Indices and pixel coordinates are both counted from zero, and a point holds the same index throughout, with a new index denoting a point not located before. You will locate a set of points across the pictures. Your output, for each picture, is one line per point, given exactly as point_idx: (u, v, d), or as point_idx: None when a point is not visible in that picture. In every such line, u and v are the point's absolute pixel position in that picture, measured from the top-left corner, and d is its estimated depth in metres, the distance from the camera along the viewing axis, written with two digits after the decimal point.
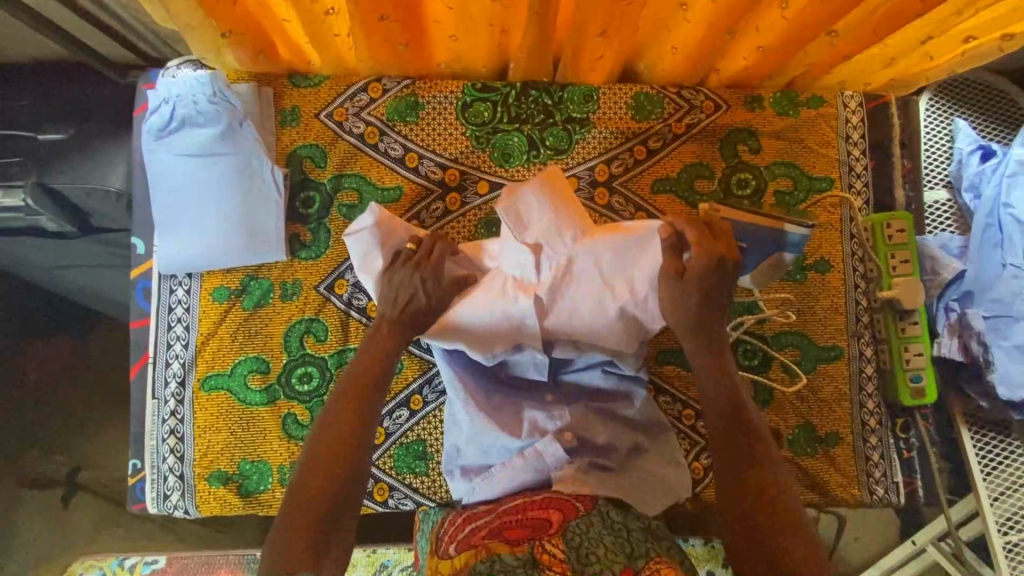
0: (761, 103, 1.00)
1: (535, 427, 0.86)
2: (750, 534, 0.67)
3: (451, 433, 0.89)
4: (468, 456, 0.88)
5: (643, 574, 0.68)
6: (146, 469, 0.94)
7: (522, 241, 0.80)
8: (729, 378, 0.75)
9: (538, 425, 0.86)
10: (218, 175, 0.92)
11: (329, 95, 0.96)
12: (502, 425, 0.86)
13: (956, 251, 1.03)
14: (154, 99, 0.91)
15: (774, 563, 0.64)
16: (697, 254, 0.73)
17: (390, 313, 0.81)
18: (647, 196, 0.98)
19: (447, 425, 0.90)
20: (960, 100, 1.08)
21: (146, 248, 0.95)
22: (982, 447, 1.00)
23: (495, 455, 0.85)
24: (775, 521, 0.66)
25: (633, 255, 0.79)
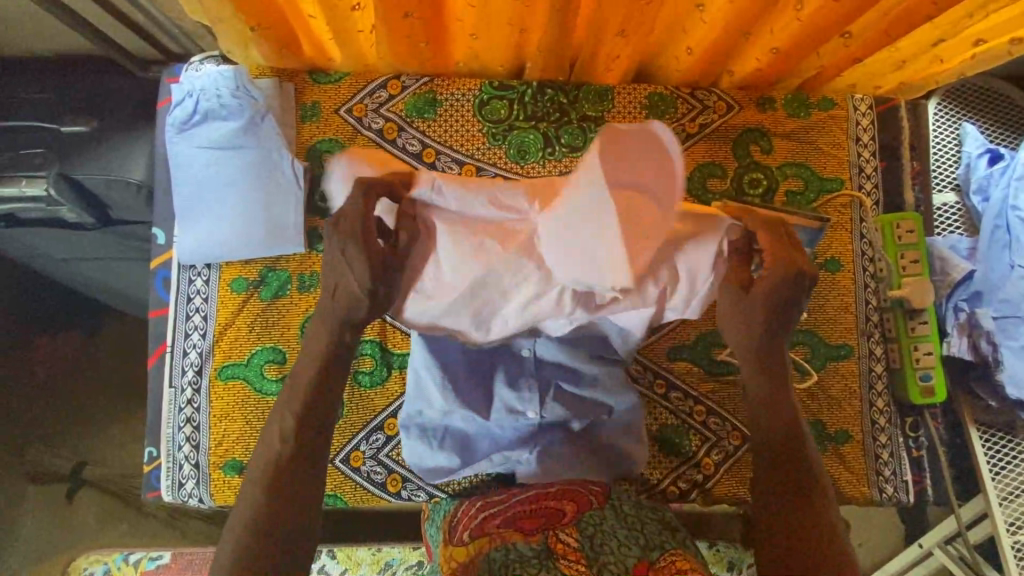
0: (773, 105, 1.02)
1: (510, 409, 0.82)
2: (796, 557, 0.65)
3: (419, 397, 0.83)
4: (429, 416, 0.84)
5: (657, 564, 0.70)
6: (162, 457, 0.95)
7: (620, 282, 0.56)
8: (786, 404, 0.73)
9: (510, 407, 0.81)
10: (237, 168, 0.94)
11: (349, 91, 0.98)
12: (475, 408, 0.81)
13: (965, 251, 1.04)
14: (178, 93, 0.93)
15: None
16: (771, 263, 0.66)
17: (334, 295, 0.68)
18: None
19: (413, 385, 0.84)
20: (967, 104, 1.09)
21: (167, 238, 0.97)
22: (990, 447, 1.01)
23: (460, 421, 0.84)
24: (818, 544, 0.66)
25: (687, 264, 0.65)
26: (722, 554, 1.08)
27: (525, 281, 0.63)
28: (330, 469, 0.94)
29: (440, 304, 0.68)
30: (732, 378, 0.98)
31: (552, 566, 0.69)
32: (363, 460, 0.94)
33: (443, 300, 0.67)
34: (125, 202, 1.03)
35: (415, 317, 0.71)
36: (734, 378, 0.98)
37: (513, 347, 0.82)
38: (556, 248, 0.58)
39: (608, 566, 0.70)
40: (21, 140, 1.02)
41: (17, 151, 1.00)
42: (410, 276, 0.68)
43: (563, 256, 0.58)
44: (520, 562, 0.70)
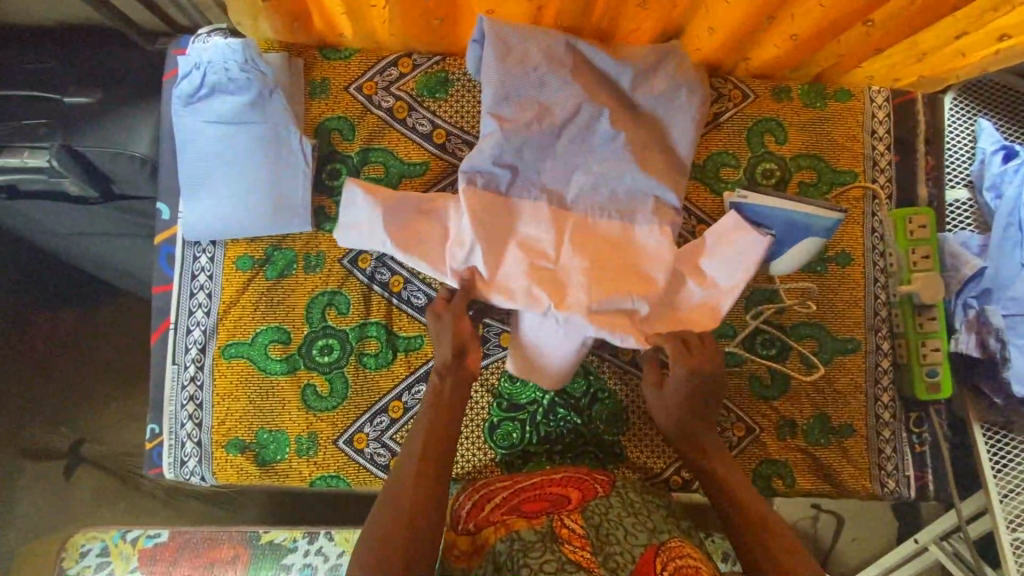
0: (789, 94, 1.01)
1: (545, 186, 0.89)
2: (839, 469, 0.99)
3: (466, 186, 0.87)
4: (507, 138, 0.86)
5: (662, 550, 0.73)
6: (164, 434, 0.94)
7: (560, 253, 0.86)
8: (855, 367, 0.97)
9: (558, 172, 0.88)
10: (247, 142, 0.92)
11: (359, 69, 0.96)
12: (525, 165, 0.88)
13: (977, 248, 1.03)
14: (185, 64, 0.91)
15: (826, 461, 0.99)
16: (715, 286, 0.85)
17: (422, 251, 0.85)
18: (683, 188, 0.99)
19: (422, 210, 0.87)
20: (984, 100, 1.08)
21: (171, 214, 0.96)
22: (994, 444, 1.01)
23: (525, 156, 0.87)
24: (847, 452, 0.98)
25: (593, 108, 0.87)
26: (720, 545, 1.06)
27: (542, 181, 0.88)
28: (333, 451, 0.92)
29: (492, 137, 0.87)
30: (738, 369, 0.98)
31: (558, 551, 0.72)
32: (367, 442, 0.92)
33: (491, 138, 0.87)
34: (130, 176, 1.01)
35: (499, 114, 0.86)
36: (741, 370, 0.98)
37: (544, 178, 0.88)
38: (536, 168, 0.88)
39: (615, 558, 0.71)
40: (22, 111, 1.00)
41: (22, 122, 0.99)
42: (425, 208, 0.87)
43: (541, 182, 0.89)
44: (524, 551, 0.72)
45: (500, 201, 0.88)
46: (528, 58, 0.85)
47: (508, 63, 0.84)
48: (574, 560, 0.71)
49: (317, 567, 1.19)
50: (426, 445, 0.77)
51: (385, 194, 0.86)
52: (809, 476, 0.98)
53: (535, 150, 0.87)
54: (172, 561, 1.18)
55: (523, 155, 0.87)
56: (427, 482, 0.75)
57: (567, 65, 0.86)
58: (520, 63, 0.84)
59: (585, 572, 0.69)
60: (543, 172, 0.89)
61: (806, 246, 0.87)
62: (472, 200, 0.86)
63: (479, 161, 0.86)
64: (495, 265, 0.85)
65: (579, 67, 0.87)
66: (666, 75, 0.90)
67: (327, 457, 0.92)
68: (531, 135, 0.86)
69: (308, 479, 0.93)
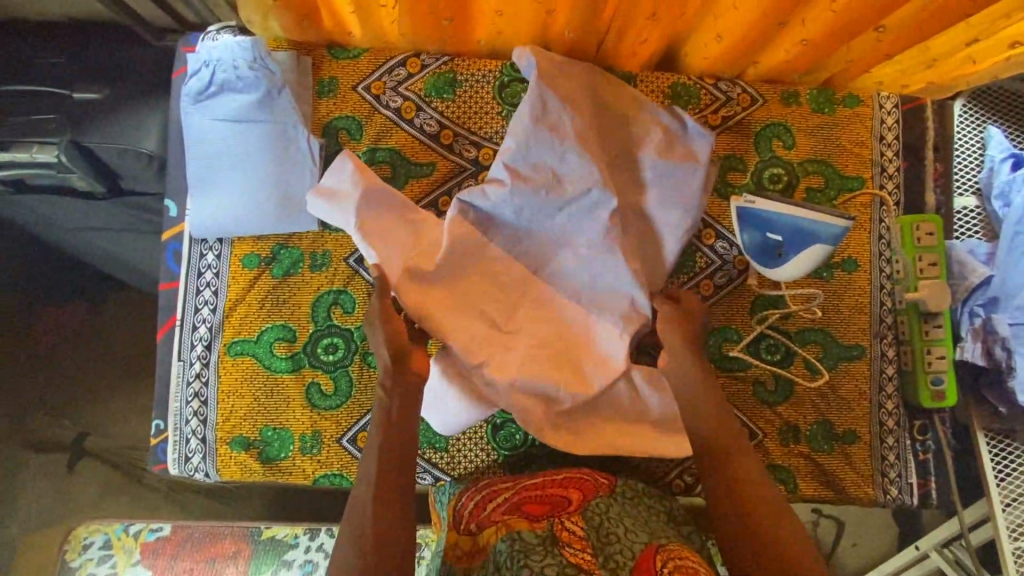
0: (798, 99, 1.01)
1: (525, 253, 0.91)
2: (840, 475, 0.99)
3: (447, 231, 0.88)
4: (506, 191, 0.87)
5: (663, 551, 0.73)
6: (169, 430, 0.94)
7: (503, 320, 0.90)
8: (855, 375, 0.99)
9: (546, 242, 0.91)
10: (254, 140, 0.92)
11: (367, 68, 0.96)
12: (516, 222, 0.89)
13: (984, 257, 1.02)
14: (194, 62, 0.91)
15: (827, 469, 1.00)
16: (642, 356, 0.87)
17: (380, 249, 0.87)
18: None
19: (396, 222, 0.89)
20: (995, 107, 1.07)
21: (179, 211, 0.96)
22: (997, 453, 1.01)
23: (517, 215, 0.89)
24: (850, 458, 0.98)
25: (600, 193, 0.87)
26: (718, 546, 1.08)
27: (527, 238, 0.91)
28: (337, 449, 0.92)
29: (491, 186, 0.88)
30: (742, 375, 0.98)
31: (559, 554, 0.72)
32: None
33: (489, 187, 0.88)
34: (136, 171, 1.02)
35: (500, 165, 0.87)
36: (744, 375, 0.98)
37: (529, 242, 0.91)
38: (529, 229, 0.90)
39: (615, 559, 0.72)
40: (31, 106, 1.00)
41: (31, 118, 0.98)
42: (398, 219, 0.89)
43: (528, 233, 0.90)
44: (525, 552, 0.72)
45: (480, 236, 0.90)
46: (564, 120, 0.87)
47: (541, 124, 0.86)
48: (575, 563, 0.71)
49: (318, 563, 1.19)
50: (385, 443, 0.78)
51: (377, 184, 0.89)
52: (811, 483, 0.98)
53: (532, 205, 0.88)
54: (175, 553, 1.18)
55: (519, 212, 0.88)
56: (393, 480, 0.76)
57: (586, 140, 0.88)
58: (553, 126, 0.87)
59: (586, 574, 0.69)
60: (532, 230, 0.90)
61: (814, 252, 0.87)
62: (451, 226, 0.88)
63: (480, 196, 0.88)
64: (444, 308, 0.86)
65: (595, 140, 0.89)
66: (667, 141, 0.92)
67: (330, 455, 0.93)
68: (528, 200, 0.88)
69: (311, 477, 0.93)
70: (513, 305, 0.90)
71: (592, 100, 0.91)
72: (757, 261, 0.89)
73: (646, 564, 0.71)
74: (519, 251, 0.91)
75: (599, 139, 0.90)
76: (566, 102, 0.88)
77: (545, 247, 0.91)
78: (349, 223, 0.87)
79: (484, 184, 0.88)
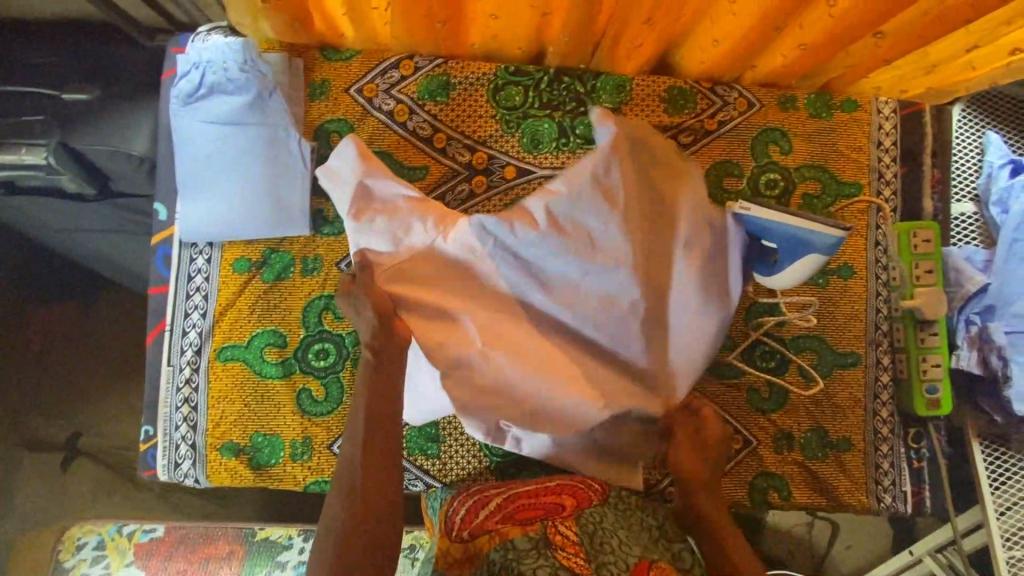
0: (795, 104, 1.00)
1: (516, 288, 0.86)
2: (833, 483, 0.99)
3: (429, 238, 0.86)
4: (533, 231, 0.83)
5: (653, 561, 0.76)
6: (158, 436, 0.93)
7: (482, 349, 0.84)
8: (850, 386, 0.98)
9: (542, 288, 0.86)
10: (245, 143, 0.91)
11: (359, 70, 0.95)
12: (528, 267, 0.85)
13: (982, 264, 1.01)
14: (184, 64, 0.90)
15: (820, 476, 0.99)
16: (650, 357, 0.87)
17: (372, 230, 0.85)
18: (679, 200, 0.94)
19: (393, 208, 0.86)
20: (993, 113, 1.06)
21: (168, 214, 0.94)
22: (992, 461, 1.00)
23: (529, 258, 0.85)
24: (844, 466, 0.98)
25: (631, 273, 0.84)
26: None
27: (529, 286, 0.86)
28: (328, 455, 0.92)
29: (517, 226, 0.83)
30: (736, 382, 0.97)
31: (552, 559, 0.74)
32: None
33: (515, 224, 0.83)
34: (126, 173, 1.00)
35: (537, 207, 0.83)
36: (738, 383, 0.97)
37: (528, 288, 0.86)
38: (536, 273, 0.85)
39: (608, 566, 0.74)
40: (20, 106, 0.99)
41: (21, 120, 0.98)
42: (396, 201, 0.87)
43: (546, 278, 0.85)
44: (518, 559, 0.74)
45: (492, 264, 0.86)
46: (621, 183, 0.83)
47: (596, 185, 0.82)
48: (568, 567, 0.73)
49: None
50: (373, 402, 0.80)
51: (388, 181, 0.87)
52: (805, 490, 0.97)
53: (560, 254, 0.83)
54: (168, 555, 1.18)
55: (539, 257, 0.84)
56: (381, 437, 0.80)
57: (639, 211, 0.85)
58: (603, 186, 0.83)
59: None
60: (553, 278, 0.85)
61: (808, 261, 0.84)
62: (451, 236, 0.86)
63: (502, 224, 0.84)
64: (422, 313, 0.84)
65: (645, 212, 0.86)
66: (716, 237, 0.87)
67: (321, 462, 0.92)
68: (556, 257, 0.84)
69: (302, 484, 0.92)
70: (508, 335, 0.85)
71: (654, 163, 0.87)
72: (753, 270, 0.91)
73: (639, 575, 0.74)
74: (520, 293, 0.86)
75: (653, 211, 0.87)
76: (635, 162, 0.85)
77: (544, 298, 0.86)
78: (347, 213, 0.85)
79: (513, 217, 0.84)
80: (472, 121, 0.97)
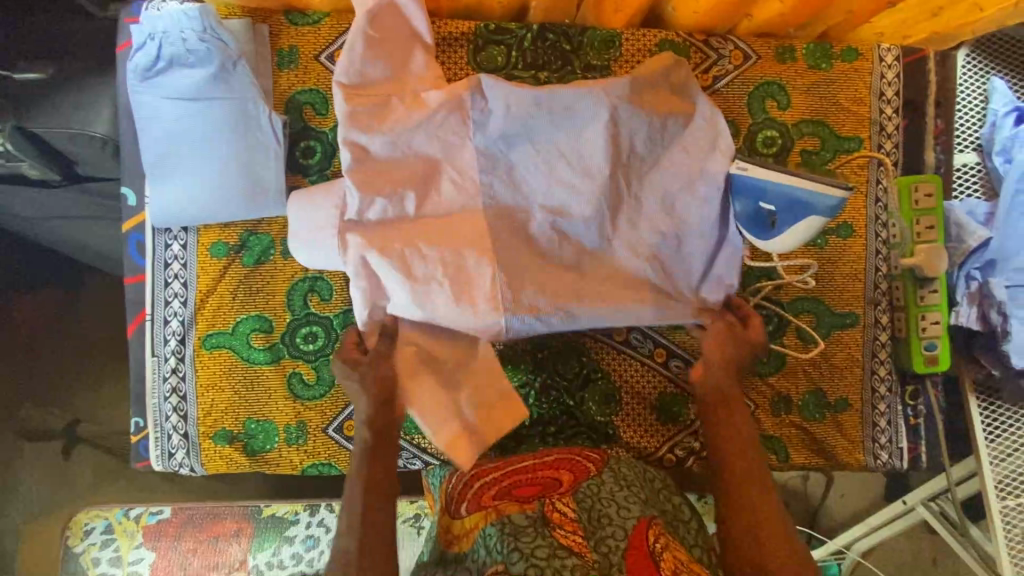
0: (793, 55, 0.95)
1: (458, 185, 0.82)
2: (843, 443, 0.98)
3: (394, 101, 0.82)
4: (497, 126, 0.82)
5: (652, 537, 0.71)
6: (149, 427, 0.91)
7: (421, 224, 0.81)
8: (849, 350, 0.97)
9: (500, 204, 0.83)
10: (210, 120, 0.85)
11: (330, 34, 0.89)
12: (497, 179, 0.83)
13: (983, 218, 0.99)
14: (139, 35, 0.84)
15: (818, 442, 0.98)
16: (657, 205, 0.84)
17: (366, 39, 0.80)
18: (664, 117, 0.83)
19: (387, 54, 0.82)
20: (998, 58, 1.01)
21: (138, 199, 0.90)
22: (989, 416, 0.99)
23: (497, 166, 0.83)
24: (843, 428, 0.98)
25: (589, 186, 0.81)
26: (707, 503, 1.08)
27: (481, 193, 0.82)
28: (323, 439, 0.90)
29: (479, 122, 0.82)
30: None
31: (550, 537, 0.71)
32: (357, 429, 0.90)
33: (479, 121, 0.82)
34: (92, 157, 0.96)
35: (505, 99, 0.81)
36: None
37: (490, 194, 0.82)
38: (501, 180, 0.83)
39: (606, 542, 0.70)
40: None
41: None
42: (401, 47, 0.83)
43: (503, 178, 0.83)
44: (516, 534, 0.72)
45: (469, 159, 0.82)
46: (647, 119, 0.83)
47: (622, 94, 0.82)
48: (566, 545, 0.70)
49: (319, 537, 1.20)
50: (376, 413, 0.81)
51: (416, 19, 0.84)
52: (802, 451, 0.98)
53: (554, 139, 0.82)
54: (176, 535, 1.19)
55: (508, 169, 0.83)
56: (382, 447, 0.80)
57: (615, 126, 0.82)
58: (582, 98, 0.81)
59: (576, 558, 0.68)
60: (531, 169, 0.83)
61: (808, 225, 0.78)
62: (458, 103, 0.82)
63: (519, 95, 0.81)
64: (382, 182, 0.80)
65: (617, 135, 0.82)
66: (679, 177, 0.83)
67: (317, 445, 0.90)
68: (535, 189, 0.83)
69: (299, 468, 0.91)
70: (440, 226, 0.81)
71: (681, 107, 0.85)
72: (745, 231, 0.82)
73: (639, 539, 0.71)
74: (477, 192, 0.82)
75: (636, 146, 0.83)
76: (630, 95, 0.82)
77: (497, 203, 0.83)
78: (362, 4, 0.81)
79: (485, 111, 0.82)
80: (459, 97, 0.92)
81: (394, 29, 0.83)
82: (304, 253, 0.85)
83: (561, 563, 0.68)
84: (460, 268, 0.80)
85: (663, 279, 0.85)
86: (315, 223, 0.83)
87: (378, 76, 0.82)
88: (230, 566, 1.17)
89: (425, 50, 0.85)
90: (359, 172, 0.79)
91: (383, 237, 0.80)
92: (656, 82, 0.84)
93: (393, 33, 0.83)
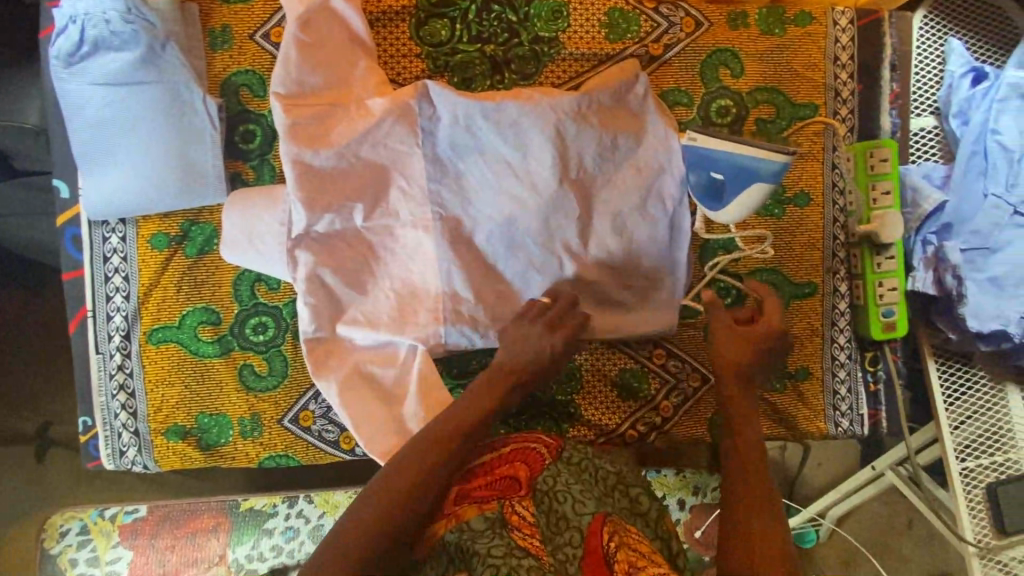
0: (745, 20, 0.93)
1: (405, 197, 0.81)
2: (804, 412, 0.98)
3: (336, 113, 0.79)
4: (444, 137, 0.81)
5: (609, 540, 0.68)
6: (98, 426, 0.89)
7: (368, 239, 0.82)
8: (808, 319, 0.97)
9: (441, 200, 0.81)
10: (140, 105, 0.81)
11: (265, 12, 0.86)
12: (443, 192, 0.81)
13: (940, 181, 0.98)
14: (60, 19, 0.80)
15: (776, 411, 0.98)
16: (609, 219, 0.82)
17: (302, 44, 0.78)
18: (614, 127, 0.82)
19: (327, 56, 0.80)
20: (956, 18, 0.99)
21: (71, 190, 0.87)
22: (948, 379, 0.99)
23: (444, 179, 0.81)
24: (806, 397, 0.98)
25: (539, 200, 0.80)
26: (688, 480, 1.09)
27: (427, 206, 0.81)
28: (279, 430, 0.89)
29: (425, 134, 0.80)
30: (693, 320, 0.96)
31: (507, 538, 0.68)
32: (313, 419, 0.89)
33: (425, 134, 0.80)
34: (23, 149, 0.91)
35: (453, 111, 0.80)
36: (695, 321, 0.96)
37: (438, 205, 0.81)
38: (449, 194, 0.81)
39: (563, 550, 0.67)
40: None
41: None
42: (342, 53, 0.81)
43: (451, 189, 0.82)
44: (473, 539, 0.67)
45: (416, 168, 0.81)
46: (595, 137, 0.81)
47: (570, 107, 0.81)
48: (523, 547, 0.66)
49: (298, 529, 1.19)
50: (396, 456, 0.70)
51: (355, 22, 0.81)
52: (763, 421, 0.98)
53: (501, 153, 0.81)
54: (153, 533, 1.17)
55: (456, 179, 0.81)
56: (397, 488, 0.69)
57: (564, 139, 0.80)
58: (530, 113, 0.80)
59: (533, 559, 0.65)
60: (479, 181, 0.81)
61: (753, 193, 0.77)
62: (404, 110, 0.80)
63: (468, 106, 0.79)
64: (326, 199, 0.78)
65: (567, 148, 0.80)
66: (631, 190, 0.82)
67: (272, 436, 0.89)
68: (481, 199, 0.81)
69: (256, 460, 0.89)
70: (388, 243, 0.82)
71: (633, 118, 0.84)
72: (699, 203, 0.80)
73: (595, 540, 0.68)
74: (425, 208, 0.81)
75: (589, 158, 0.81)
76: (579, 109, 0.81)
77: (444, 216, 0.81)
78: (293, 8, 0.79)
79: (431, 123, 0.81)
80: (402, 73, 0.89)
81: (334, 31, 0.80)
82: (243, 259, 0.83)
83: (516, 562, 0.64)
84: (402, 282, 0.82)
85: (615, 292, 0.85)
86: (256, 228, 0.82)
87: (320, 86, 0.79)
88: (209, 561, 1.17)
89: (366, 49, 0.82)
90: (299, 191, 0.77)
91: (329, 252, 0.80)
92: (607, 92, 0.82)
93: (333, 35, 0.80)
